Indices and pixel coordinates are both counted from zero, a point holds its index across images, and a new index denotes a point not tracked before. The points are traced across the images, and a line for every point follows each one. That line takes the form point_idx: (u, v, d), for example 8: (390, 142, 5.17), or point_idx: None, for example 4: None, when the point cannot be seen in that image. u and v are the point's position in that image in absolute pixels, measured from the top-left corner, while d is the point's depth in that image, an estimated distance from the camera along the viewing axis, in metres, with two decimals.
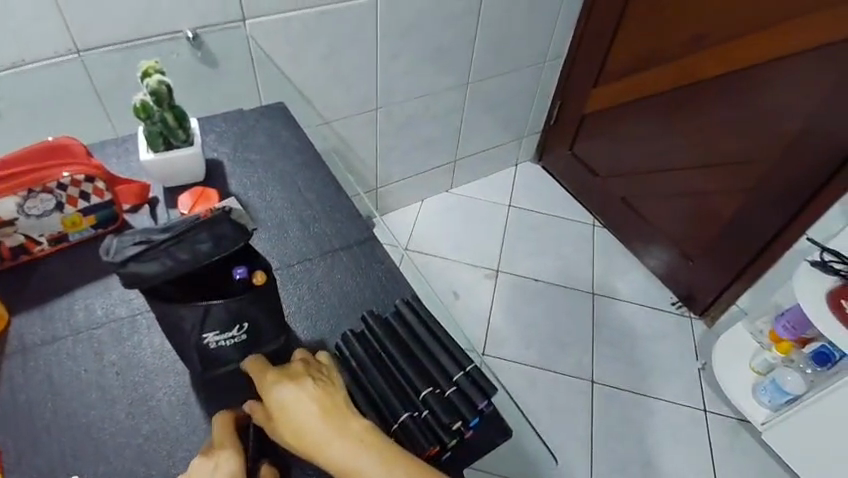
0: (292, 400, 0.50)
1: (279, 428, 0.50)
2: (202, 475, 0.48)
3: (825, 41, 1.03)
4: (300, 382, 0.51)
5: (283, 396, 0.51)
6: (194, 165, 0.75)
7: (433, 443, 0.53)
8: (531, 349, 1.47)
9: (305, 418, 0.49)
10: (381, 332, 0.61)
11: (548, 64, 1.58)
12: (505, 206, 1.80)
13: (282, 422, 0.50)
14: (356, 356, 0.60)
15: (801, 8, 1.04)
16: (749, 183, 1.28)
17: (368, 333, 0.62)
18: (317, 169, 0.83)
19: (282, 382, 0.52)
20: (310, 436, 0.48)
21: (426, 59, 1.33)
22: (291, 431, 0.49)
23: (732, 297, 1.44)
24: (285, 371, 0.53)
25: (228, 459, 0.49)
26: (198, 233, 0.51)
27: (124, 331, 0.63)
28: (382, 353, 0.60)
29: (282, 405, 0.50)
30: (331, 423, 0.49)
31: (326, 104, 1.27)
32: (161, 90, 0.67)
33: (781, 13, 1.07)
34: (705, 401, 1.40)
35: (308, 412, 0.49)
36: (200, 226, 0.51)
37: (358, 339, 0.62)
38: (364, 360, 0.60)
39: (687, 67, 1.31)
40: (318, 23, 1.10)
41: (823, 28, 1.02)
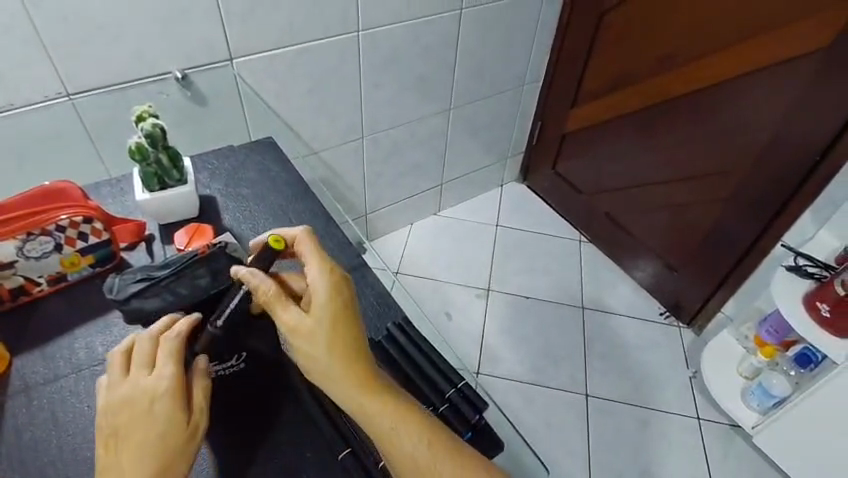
0: (337, 319, 0.51)
1: (308, 336, 0.50)
2: (140, 403, 0.48)
3: (807, 49, 1.05)
4: (333, 317, 0.51)
5: (331, 309, 0.51)
6: (188, 202, 0.77)
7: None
8: (525, 365, 1.49)
9: (344, 343, 0.50)
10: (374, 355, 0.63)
11: (526, 88, 1.65)
12: (493, 226, 1.83)
13: (317, 331, 0.50)
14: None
15: (787, 15, 1.05)
16: (726, 192, 1.33)
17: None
18: (307, 199, 0.86)
19: (324, 296, 0.52)
20: (343, 362, 0.50)
21: (408, 88, 1.38)
22: (321, 346, 0.50)
23: (718, 304, 1.48)
24: (323, 279, 0.53)
25: (163, 379, 0.49)
26: (196, 269, 0.58)
27: None
28: None
29: (325, 318, 0.51)
30: (365, 361, 0.51)
31: (314, 135, 1.31)
32: (155, 132, 0.70)
33: (772, 21, 1.08)
34: (698, 408, 1.43)
35: (351, 338, 0.51)
36: (199, 262, 0.58)
37: None
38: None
39: (660, 85, 1.37)
40: (303, 59, 1.15)
41: (810, 35, 1.03)
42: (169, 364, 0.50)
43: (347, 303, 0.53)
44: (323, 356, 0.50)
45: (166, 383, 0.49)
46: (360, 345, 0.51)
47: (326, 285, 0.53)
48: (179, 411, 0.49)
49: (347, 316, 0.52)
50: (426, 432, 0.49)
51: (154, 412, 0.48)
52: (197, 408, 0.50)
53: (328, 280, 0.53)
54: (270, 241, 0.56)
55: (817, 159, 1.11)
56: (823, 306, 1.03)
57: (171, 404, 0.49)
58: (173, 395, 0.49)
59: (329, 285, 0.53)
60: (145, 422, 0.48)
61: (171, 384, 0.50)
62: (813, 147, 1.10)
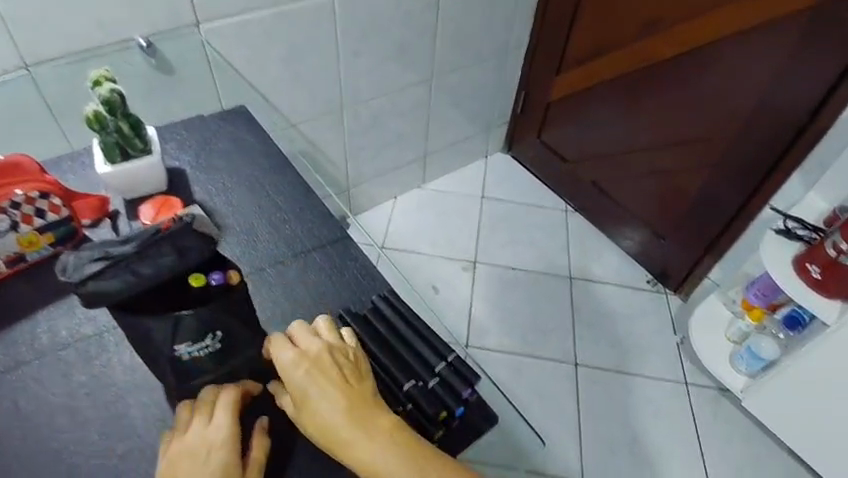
0: (313, 385, 0.49)
1: (299, 412, 0.50)
2: (199, 448, 0.49)
3: (793, 9, 1.02)
4: (314, 390, 0.49)
5: (303, 378, 0.50)
6: (154, 174, 0.72)
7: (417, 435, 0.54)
8: (514, 338, 1.48)
9: (333, 407, 0.48)
10: (359, 329, 0.60)
11: (510, 54, 1.59)
12: (479, 198, 1.79)
13: (304, 406, 0.49)
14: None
15: None
16: (711, 159, 1.32)
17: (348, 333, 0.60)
18: (283, 169, 0.80)
19: (300, 375, 0.50)
20: (329, 427, 0.47)
21: (388, 57, 1.32)
22: (311, 417, 0.49)
23: (705, 270, 1.47)
24: (293, 360, 0.51)
25: (219, 430, 0.50)
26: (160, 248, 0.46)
27: (92, 350, 0.60)
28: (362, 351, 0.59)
29: (302, 391, 0.49)
30: (352, 414, 0.48)
31: (290, 106, 1.25)
32: (113, 98, 0.64)
33: None
34: (686, 373, 1.43)
35: (327, 401, 0.48)
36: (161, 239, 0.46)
37: None
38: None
39: (644, 50, 1.33)
40: (275, 25, 1.08)
41: None
42: (227, 415, 0.51)
43: (320, 368, 0.50)
44: (315, 430, 0.48)
45: (225, 434, 0.49)
46: (340, 401, 0.48)
47: (297, 362, 0.51)
48: (233, 466, 0.48)
49: (322, 376, 0.50)
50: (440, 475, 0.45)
51: (211, 462, 0.48)
52: (252, 466, 0.50)
53: (299, 359, 0.51)
54: (191, 280, 0.47)
55: (805, 121, 1.09)
56: (812, 267, 1.03)
57: (228, 453, 0.49)
58: (230, 448, 0.49)
59: (297, 355, 0.51)
60: (200, 469, 0.47)
61: (228, 434, 0.50)
62: (801, 109, 1.09)
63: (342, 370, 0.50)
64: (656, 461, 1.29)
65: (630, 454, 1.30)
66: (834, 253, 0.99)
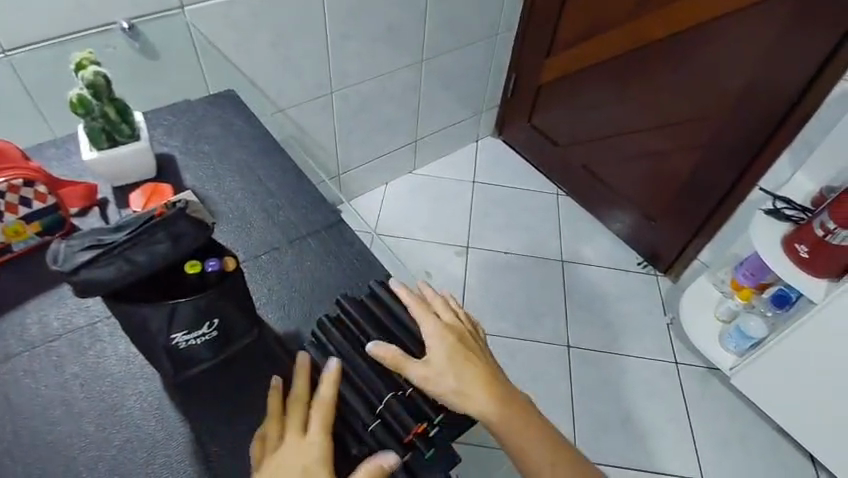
0: (459, 353, 0.53)
1: (441, 371, 0.52)
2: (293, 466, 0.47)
3: None
4: (461, 355, 0.53)
5: (451, 341, 0.54)
6: (143, 160, 0.70)
7: (419, 418, 0.52)
8: (508, 321, 1.49)
9: (477, 373, 0.53)
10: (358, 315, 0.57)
11: (500, 37, 1.57)
12: (470, 183, 1.78)
13: (448, 368, 0.52)
14: (333, 341, 0.56)
15: None
16: (704, 139, 1.32)
17: (346, 315, 0.58)
18: (275, 155, 0.78)
19: (445, 342, 0.54)
20: (474, 384, 0.52)
21: (377, 40, 1.30)
22: (456, 379, 0.52)
23: (695, 251, 1.49)
24: (437, 328, 0.55)
25: (316, 448, 0.48)
26: (152, 235, 0.44)
27: (85, 341, 0.59)
28: (361, 336, 0.56)
29: (448, 351, 0.53)
30: (492, 377, 0.54)
31: (278, 90, 1.23)
32: (98, 82, 0.62)
33: None
34: (676, 353, 1.46)
35: (474, 363, 0.53)
36: (152, 228, 0.44)
37: (335, 324, 0.57)
38: (342, 349, 0.55)
39: (634, 32, 1.33)
40: (261, 6, 1.05)
41: None
42: (321, 431, 0.49)
43: (461, 339, 0.55)
44: (459, 387, 0.51)
45: (321, 452, 0.48)
46: (484, 364, 0.54)
47: (440, 332, 0.55)
48: None
49: (463, 344, 0.55)
50: (555, 443, 0.55)
51: None
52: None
53: (442, 329, 0.55)
54: (187, 268, 0.47)
55: (796, 100, 1.10)
56: (800, 247, 1.05)
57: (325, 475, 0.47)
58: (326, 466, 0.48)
59: (440, 326, 0.55)
60: None
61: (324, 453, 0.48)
62: (792, 88, 1.09)
63: (476, 343, 0.57)
64: (647, 438, 1.32)
65: (622, 431, 1.32)
66: (822, 232, 1.00)
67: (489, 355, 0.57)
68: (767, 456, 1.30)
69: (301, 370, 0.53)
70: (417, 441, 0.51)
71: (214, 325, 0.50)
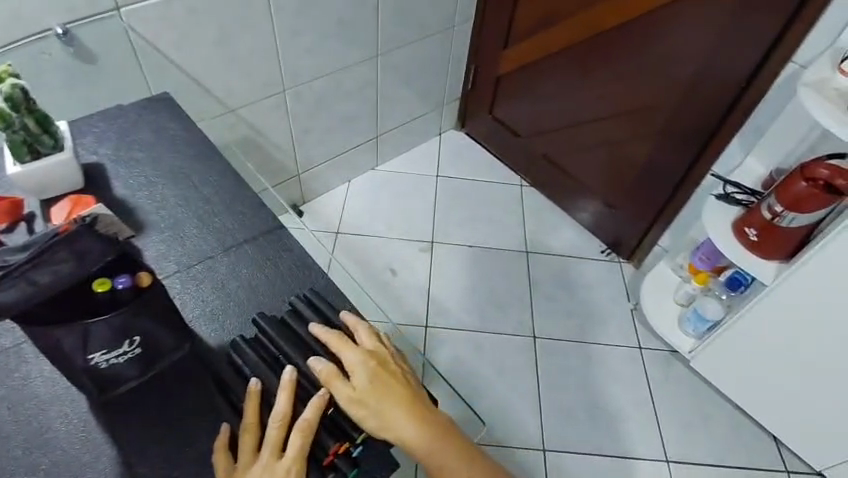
0: (383, 379, 0.53)
1: (365, 396, 0.52)
2: None
3: None
4: (385, 382, 0.53)
5: (375, 367, 0.54)
6: (69, 171, 0.68)
7: (341, 439, 0.53)
8: (474, 315, 1.49)
9: (400, 400, 0.53)
10: (275, 332, 0.57)
11: (456, 29, 1.57)
12: (434, 177, 1.78)
13: (371, 395, 0.52)
14: (249, 364, 0.55)
15: None
16: (657, 126, 1.33)
17: (263, 337, 0.57)
18: (213, 159, 0.77)
19: (369, 367, 0.53)
20: (396, 407, 0.52)
21: (328, 36, 1.28)
22: (377, 407, 0.52)
23: (655, 238, 1.51)
24: (362, 352, 0.54)
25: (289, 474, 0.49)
26: (52, 254, 0.43)
27: (8, 363, 0.56)
28: (279, 355, 0.56)
29: (371, 375, 0.53)
30: (414, 400, 0.54)
31: (227, 90, 1.20)
32: (16, 94, 0.60)
33: None
34: (639, 339, 1.48)
35: (397, 384, 0.54)
36: (54, 247, 0.43)
37: (250, 344, 0.57)
38: (258, 370, 0.55)
39: (586, 22, 1.33)
40: (203, 5, 1.03)
41: None
42: (296, 458, 0.49)
43: (386, 364, 0.55)
44: (381, 411, 0.51)
45: None
46: (407, 388, 0.54)
47: (365, 358, 0.54)
48: None
49: (388, 369, 0.55)
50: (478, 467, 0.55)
51: None
52: None
53: (368, 353, 0.55)
54: (95, 286, 0.45)
55: (744, 85, 1.12)
56: (750, 230, 1.07)
57: None
58: None
59: (366, 350, 0.55)
60: None
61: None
62: (739, 74, 1.11)
63: (402, 367, 0.56)
64: (612, 423, 1.34)
65: (588, 419, 1.34)
66: (770, 215, 1.01)
67: (413, 379, 0.57)
68: (728, 435, 1.34)
69: (288, 386, 0.52)
70: (339, 462, 0.52)
71: (135, 344, 0.48)
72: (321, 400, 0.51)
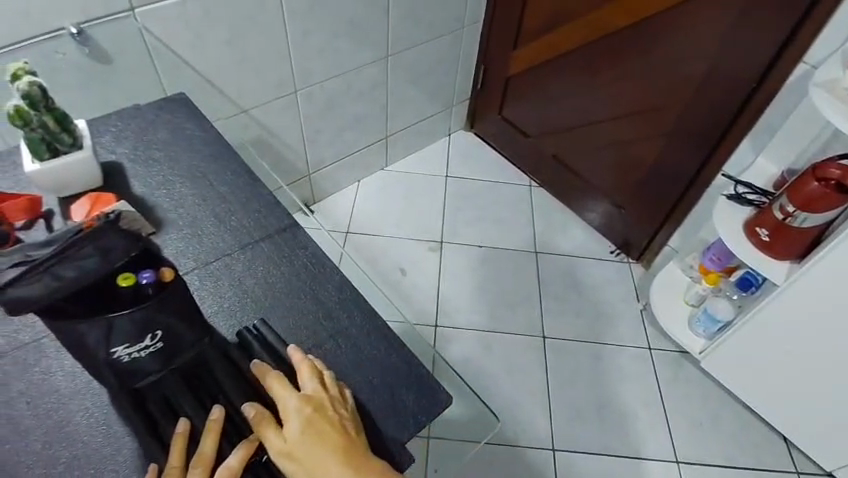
0: (315, 430, 0.49)
1: (295, 448, 0.49)
2: None
3: None
4: (316, 433, 0.49)
5: (308, 417, 0.50)
6: (88, 169, 0.68)
7: None
8: (483, 314, 1.49)
9: (332, 454, 0.48)
10: (221, 373, 0.55)
11: (466, 30, 1.57)
12: (443, 177, 1.78)
13: (299, 448, 0.48)
14: (184, 403, 0.53)
15: None
16: (665, 127, 1.33)
17: (199, 373, 0.55)
18: (228, 159, 0.77)
19: (302, 417, 0.50)
20: (328, 461, 0.48)
21: (340, 36, 1.29)
22: (305, 461, 0.48)
23: (665, 238, 1.50)
24: (299, 399, 0.51)
25: None
26: (78, 249, 0.44)
27: (29, 358, 0.57)
28: (219, 396, 0.54)
29: (303, 425, 0.49)
30: (351, 451, 0.49)
31: (240, 90, 1.21)
32: (33, 92, 0.61)
33: None
34: (649, 339, 1.47)
35: (333, 435, 0.49)
36: (79, 242, 0.44)
37: (185, 387, 0.54)
38: (188, 409, 0.52)
39: (596, 22, 1.33)
40: (217, 6, 1.04)
41: None
42: None
43: (323, 413, 0.50)
44: (309, 466, 0.48)
45: None
46: (343, 440, 0.49)
47: (300, 405, 0.50)
48: None
49: (326, 418, 0.50)
50: None
51: None
52: None
53: (304, 400, 0.51)
54: (119, 280, 0.46)
55: (754, 86, 1.11)
56: (761, 231, 1.06)
57: None
58: None
59: (302, 397, 0.51)
60: None
61: None
62: (749, 74, 1.11)
63: (344, 415, 0.52)
64: (622, 423, 1.33)
65: (598, 419, 1.33)
66: (782, 215, 1.01)
67: (356, 429, 0.52)
68: (738, 437, 1.33)
69: (213, 427, 0.50)
70: None
71: (152, 339, 0.48)
72: (249, 446, 0.49)
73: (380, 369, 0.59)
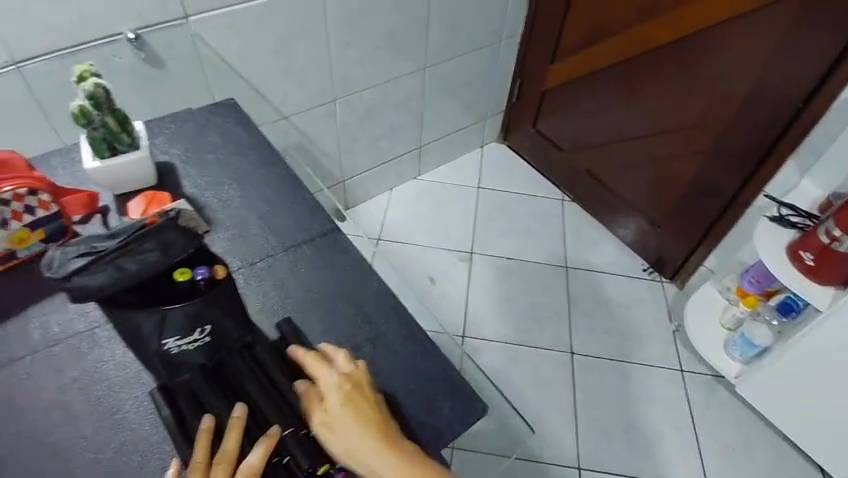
0: (356, 406, 0.49)
1: (334, 422, 0.48)
2: None
3: None
4: (357, 407, 0.49)
5: (349, 392, 0.50)
6: (143, 169, 0.71)
7: None
8: (511, 327, 1.48)
9: (372, 429, 0.48)
10: (244, 369, 0.54)
11: (504, 43, 1.58)
12: (474, 188, 1.78)
13: (340, 420, 0.48)
14: (207, 398, 0.52)
15: None
16: (705, 145, 1.31)
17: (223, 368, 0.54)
18: (273, 163, 0.80)
19: (343, 392, 0.50)
20: (365, 438, 0.47)
21: (381, 46, 1.31)
22: (345, 434, 0.47)
23: (701, 258, 1.47)
24: (340, 375, 0.51)
25: None
26: (140, 244, 0.46)
27: (84, 346, 0.60)
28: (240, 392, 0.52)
29: (344, 399, 0.49)
30: (386, 430, 0.49)
31: (282, 97, 1.24)
32: (98, 93, 0.64)
33: None
34: (682, 361, 1.44)
35: (372, 411, 0.49)
36: (141, 237, 0.46)
37: (210, 381, 0.53)
38: (213, 404, 0.51)
39: (639, 37, 1.32)
40: (265, 16, 1.07)
41: None
42: None
43: (363, 391, 0.50)
44: (348, 439, 0.47)
45: None
46: (381, 419, 0.49)
47: (340, 382, 0.50)
48: None
49: (366, 397, 0.50)
50: None
51: None
52: None
53: (345, 377, 0.51)
54: (176, 274, 0.48)
55: (799, 106, 1.09)
56: (805, 254, 1.03)
57: None
58: None
59: (342, 374, 0.51)
60: None
61: None
62: (795, 94, 1.09)
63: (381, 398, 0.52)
64: (651, 445, 1.30)
65: (627, 440, 1.31)
66: (827, 239, 0.98)
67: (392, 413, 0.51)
68: (774, 466, 1.28)
69: (236, 423, 0.49)
70: None
71: (197, 333, 0.50)
72: (269, 441, 0.48)
73: (416, 373, 0.59)
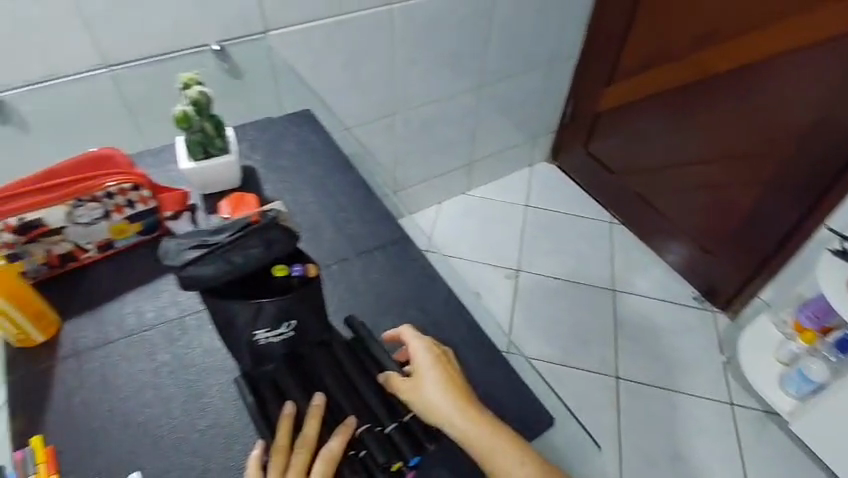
0: (442, 366, 0.53)
1: (422, 379, 0.52)
2: None
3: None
4: (443, 367, 0.53)
5: (436, 354, 0.54)
6: (230, 173, 0.77)
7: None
8: (555, 347, 1.48)
9: (457, 387, 0.52)
10: (323, 364, 0.58)
11: (559, 65, 1.60)
12: (522, 206, 1.80)
13: (428, 377, 0.52)
14: (290, 389, 0.56)
15: None
16: (763, 174, 1.29)
17: (301, 361, 0.58)
18: (346, 172, 0.84)
19: (430, 354, 0.54)
20: (451, 392, 0.51)
21: (441, 64, 1.35)
22: (433, 390, 0.51)
23: (755, 290, 1.44)
24: (425, 340, 0.55)
25: None
26: (248, 239, 0.50)
27: (174, 333, 0.65)
28: (319, 385, 0.56)
29: (431, 358, 0.53)
30: (467, 391, 0.52)
31: (345, 110, 1.30)
32: (201, 100, 0.69)
33: None
34: (731, 394, 1.40)
35: (455, 373, 0.53)
36: (249, 233, 0.50)
37: (291, 373, 0.57)
38: (295, 394, 0.55)
39: (698, 64, 1.32)
40: (336, 33, 1.13)
41: None
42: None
43: (447, 355, 0.54)
44: (436, 393, 0.51)
45: None
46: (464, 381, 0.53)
47: (426, 345, 0.55)
48: None
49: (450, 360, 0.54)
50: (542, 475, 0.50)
51: None
52: None
53: (430, 343, 0.55)
54: (275, 270, 0.52)
55: None
56: None
57: None
58: None
59: (428, 340, 0.55)
60: None
61: None
62: None
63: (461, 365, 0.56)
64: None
65: (672, 470, 1.28)
66: None
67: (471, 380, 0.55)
68: None
69: (316, 412, 0.52)
70: None
71: (285, 326, 0.54)
72: (348, 431, 0.51)
73: (482, 379, 0.61)
